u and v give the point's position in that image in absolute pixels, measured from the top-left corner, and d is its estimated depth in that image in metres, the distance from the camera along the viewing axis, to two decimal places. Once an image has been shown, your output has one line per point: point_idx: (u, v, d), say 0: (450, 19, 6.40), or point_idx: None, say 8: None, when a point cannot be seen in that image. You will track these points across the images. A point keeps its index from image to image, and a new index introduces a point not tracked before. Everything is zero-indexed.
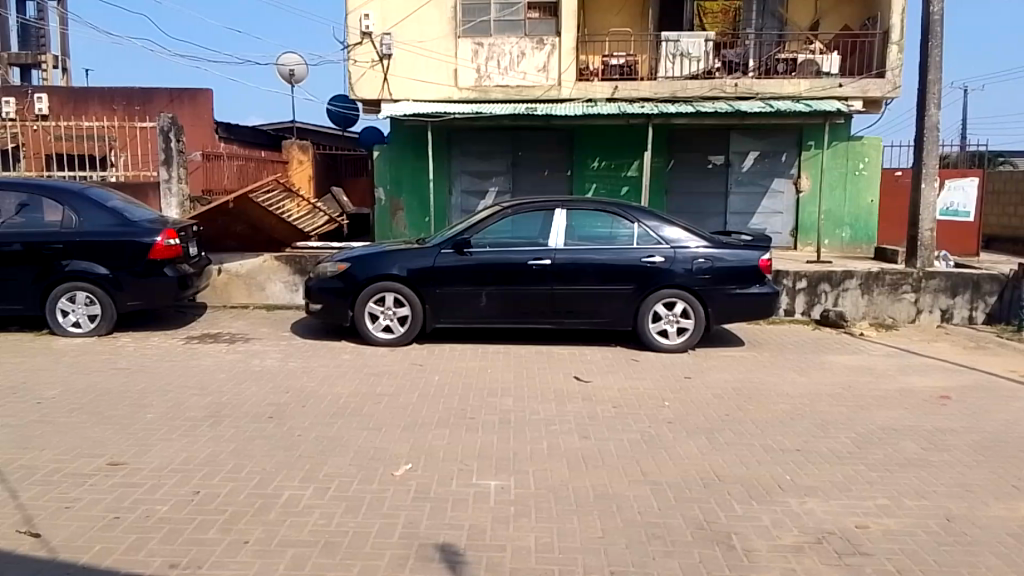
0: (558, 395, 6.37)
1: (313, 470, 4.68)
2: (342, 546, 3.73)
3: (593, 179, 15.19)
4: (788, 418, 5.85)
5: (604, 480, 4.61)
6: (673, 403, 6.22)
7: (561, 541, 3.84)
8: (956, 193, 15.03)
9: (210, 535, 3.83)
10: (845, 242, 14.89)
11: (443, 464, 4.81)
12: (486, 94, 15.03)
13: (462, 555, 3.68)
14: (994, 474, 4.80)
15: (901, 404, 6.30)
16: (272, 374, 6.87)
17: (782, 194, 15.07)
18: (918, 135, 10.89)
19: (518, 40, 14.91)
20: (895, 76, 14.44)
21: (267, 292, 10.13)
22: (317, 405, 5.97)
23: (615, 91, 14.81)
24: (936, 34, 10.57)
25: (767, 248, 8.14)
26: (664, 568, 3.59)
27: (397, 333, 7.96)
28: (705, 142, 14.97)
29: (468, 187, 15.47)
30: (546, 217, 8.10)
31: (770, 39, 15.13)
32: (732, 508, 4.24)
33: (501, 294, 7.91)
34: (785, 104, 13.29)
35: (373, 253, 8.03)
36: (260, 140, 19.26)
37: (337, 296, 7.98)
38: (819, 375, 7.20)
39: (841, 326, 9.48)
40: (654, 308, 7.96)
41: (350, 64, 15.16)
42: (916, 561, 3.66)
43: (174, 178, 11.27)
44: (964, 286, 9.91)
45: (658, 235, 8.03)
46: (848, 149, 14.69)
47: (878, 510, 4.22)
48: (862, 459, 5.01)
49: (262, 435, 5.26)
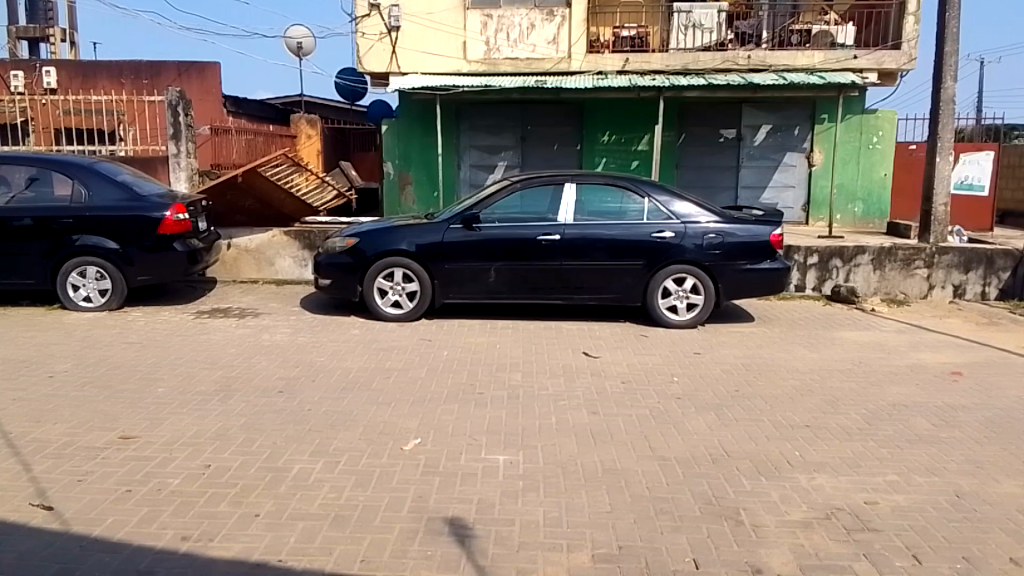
0: (567, 371, 6.37)
1: (323, 444, 4.71)
2: (352, 519, 3.76)
3: (603, 153, 15.08)
4: (798, 394, 5.84)
5: (613, 455, 4.63)
6: (682, 379, 6.21)
7: (570, 515, 3.85)
8: (971, 167, 14.82)
9: (221, 509, 3.86)
10: (857, 217, 14.75)
11: (451, 439, 4.83)
12: (494, 67, 14.89)
13: (471, 529, 3.70)
14: (1006, 450, 4.78)
15: (912, 380, 6.27)
16: (282, 348, 6.89)
17: (794, 168, 14.92)
18: (933, 108, 10.75)
19: (528, 12, 14.75)
20: (911, 48, 14.15)
21: (276, 267, 10.15)
22: (327, 379, 6.00)
23: (626, 64, 14.67)
24: (953, 5, 10.36)
25: (779, 223, 8.05)
26: (672, 543, 3.60)
27: (406, 308, 7.98)
28: (717, 116, 14.81)
29: (477, 161, 15.38)
30: (555, 191, 8.05)
31: (784, 10, 14.86)
32: (740, 483, 4.24)
33: (510, 270, 7.89)
34: (799, 77, 13.09)
35: (382, 228, 8.02)
36: (268, 114, 19.12)
37: (345, 272, 7.98)
38: (829, 351, 7.17)
39: (852, 302, 9.42)
40: (664, 284, 7.93)
41: (358, 37, 15.00)
42: (925, 538, 3.66)
43: (183, 152, 11.24)
44: (977, 262, 9.81)
45: (668, 209, 7.98)
46: (862, 122, 14.50)
47: (888, 487, 4.22)
48: (872, 435, 5.00)
49: (273, 409, 5.30)
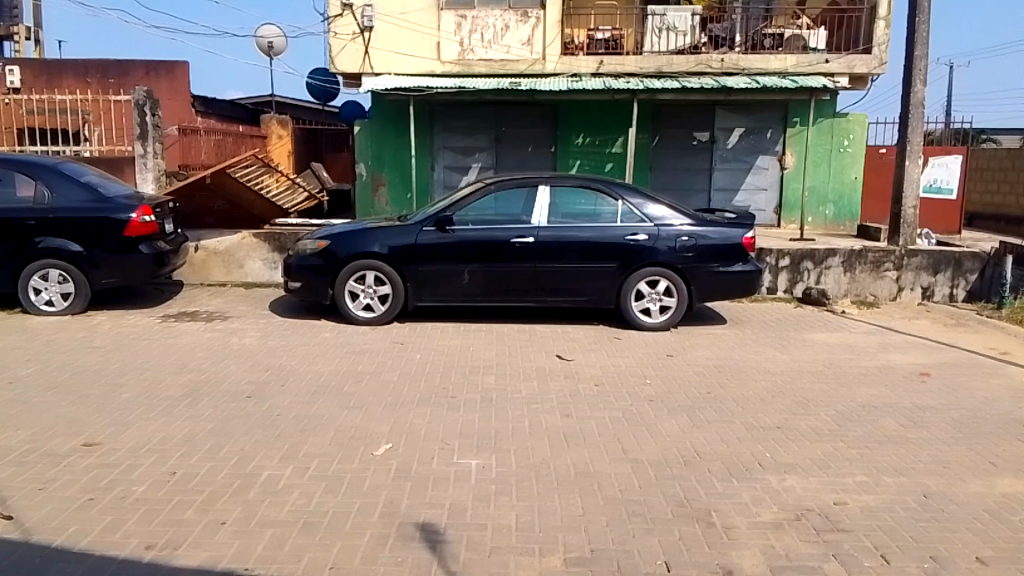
0: (540, 373, 6.34)
1: (292, 449, 4.64)
2: (320, 525, 3.69)
3: (577, 155, 15.11)
4: (769, 395, 5.86)
5: (585, 458, 4.61)
6: (655, 381, 6.21)
7: (542, 519, 3.82)
8: (940, 170, 15.03)
9: (186, 516, 3.78)
10: (828, 219, 14.90)
11: (423, 443, 4.77)
12: (469, 68, 14.86)
13: (442, 534, 3.65)
14: (973, 450, 4.83)
15: (881, 381, 6.33)
16: (251, 352, 6.79)
17: (766, 171, 15.03)
18: (903, 111, 10.87)
19: (502, 13, 14.73)
20: (881, 52, 14.40)
21: (246, 269, 10.01)
22: (296, 383, 5.92)
23: (600, 66, 14.70)
24: (923, 9, 10.50)
25: (751, 225, 8.09)
26: (643, 546, 3.58)
27: (379, 311, 7.90)
28: (690, 119, 14.89)
29: (451, 163, 15.32)
30: (529, 193, 8.02)
31: (756, 13, 14.93)
32: (712, 485, 4.24)
33: (483, 272, 7.85)
34: (771, 80, 13.18)
35: (354, 230, 7.93)
36: (237, 113, 18.89)
37: (316, 274, 7.89)
38: (800, 353, 7.22)
39: (823, 304, 9.50)
40: (637, 286, 7.93)
41: (331, 37, 14.89)
42: (894, 538, 3.68)
43: (150, 153, 11.06)
44: (945, 264, 9.95)
45: (641, 212, 7.98)
46: (833, 125, 14.68)
47: (858, 487, 4.24)
48: (842, 436, 5.03)
49: (241, 414, 5.21)
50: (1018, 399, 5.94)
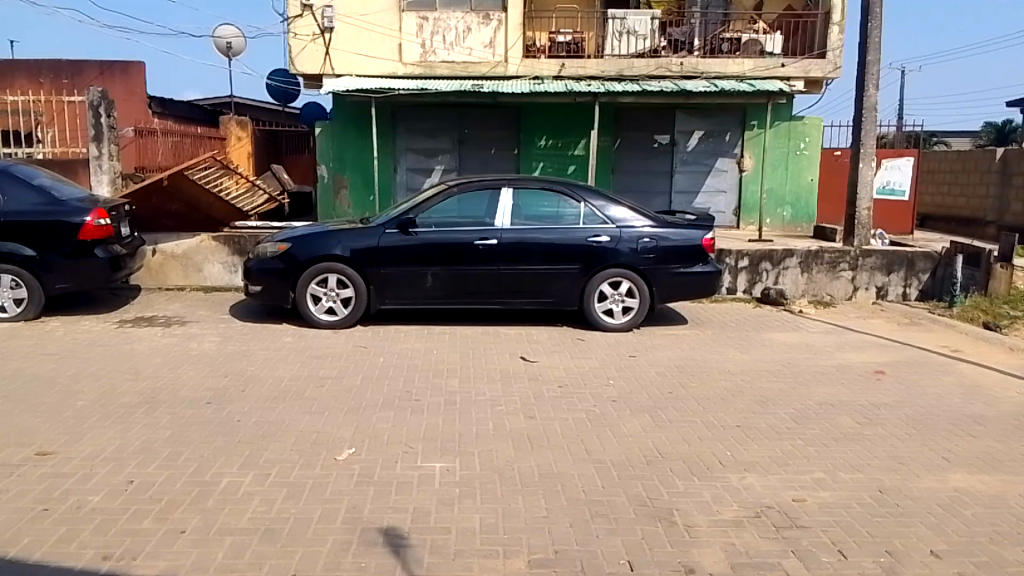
0: (504, 376, 6.35)
1: (253, 456, 4.58)
2: (283, 532, 3.66)
3: (540, 158, 15.17)
4: (730, 394, 5.96)
5: (549, 459, 4.63)
6: (618, 382, 6.26)
7: (506, 521, 3.83)
8: (893, 172, 15.38)
9: (144, 525, 3.71)
10: (786, 220, 15.17)
11: (386, 448, 4.74)
12: (431, 70, 14.84)
13: (406, 539, 3.64)
14: (925, 446, 4.96)
15: (837, 379, 6.46)
16: (210, 358, 6.69)
17: (725, 173, 15.25)
18: (857, 115, 11.12)
19: (464, 15, 14.73)
20: (836, 57, 14.72)
21: (204, 273, 9.86)
22: (257, 389, 5.84)
23: (562, 69, 14.79)
24: (875, 15, 10.75)
25: (711, 227, 8.21)
26: (607, 546, 3.61)
27: (341, 315, 7.84)
28: (651, 122, 15.05)
29: (414, 165, 15.27)
30: (492, 196, 8.03)
31: (715, 18, 15.17)
32: (674, 484, 4.29)
33: (447, 275, 7.83)
34: (729, 84, 13.38)
35: (315, 233, 7.86)
36: (194, 115, 18.59)
37: (276, 278, 7.80)
38: (759, 352, 7.33)
39: (781, 304, 9.67)
40: (600, 288, 7.99)
41: (290, 37, 14.73)
42: (851, 533, 3.76)
43: (105, 154, 10.86)
44: (899, 264, 10.20)
45: (604, 214, 8.05)
46: (790, 128, 14.94)
47: (816, 484, 4.32)
48: (800, 434, 5.12)
49: (200, 421, 5.13)
50: (969, 396, 6.12)
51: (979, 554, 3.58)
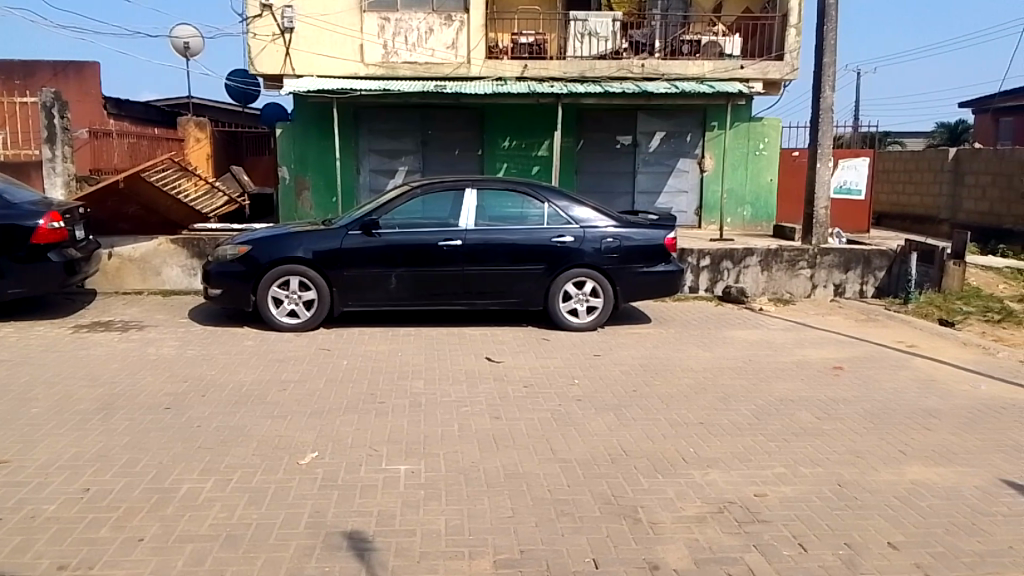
0: (469, 376, 6.35)
1: (213, 461, 4.51)
2: (244, 539, 3.61)
3: (503, 159, 15.19)
4: (692, 391, 6.03)
5: (515, 459, 4.64)
6: (583, 381, 6.29)
7: (471, 522, 3.83)
8: (849, 172, 15.73)
9: (101, 534, 3.64)
10: (746, 220, 15.39)
11: (351, 451, 4.71)
12: (393, 71, 14.77)
13: (371, 542, 3.62)
14: (883, 440, 5.07)
15: (797, 375, 6.57)
16: (169, 362, 6.57)
17: (687, 174, 15.42)
18: (814, 116, 11.32)
19: (426, 16, 14.69)
20: (793, 59, 14.98)
21: (163, 277, 9.69)
22: (218, 394, 5.75)
23: (524, 70, 14.84)
24: (831, 18, 10.96)
25: (673, 227, 8.29)
26: (572, 544, 3.63)
27: (303, 317, 7.76)
28: (613, 122, 15.16)
29: (377, 166, 15.17)
30: (456, 197, 8.02)
31: (674, 20, 15.35)
32: (638, 482, 4.32)
33: (411, 276, 7.80)
34: (690, 85, 13.52)
35: (277, 235, 7.78)
36: (151, 115, 18.28)
37: (237, 281, 7.70)
38: (721, 350, 7.43)
39: (742, 302, 9.81)
40: (564, 288, 8.02)
41: (249, 37, 14.54)
42: (810, 526, 3.83)
43: (59, 156, 10.62)
44: (856, 262, 10.40)
45: (567, 215, 8.09)
46: (749, 129, 15.15)
47: (777, 479, 4.39)
48: (761, 430, 5.19)
49: (159, 427, 5.04)
50: (924, 390, 6.27)
51: (935, 545, 3.67)
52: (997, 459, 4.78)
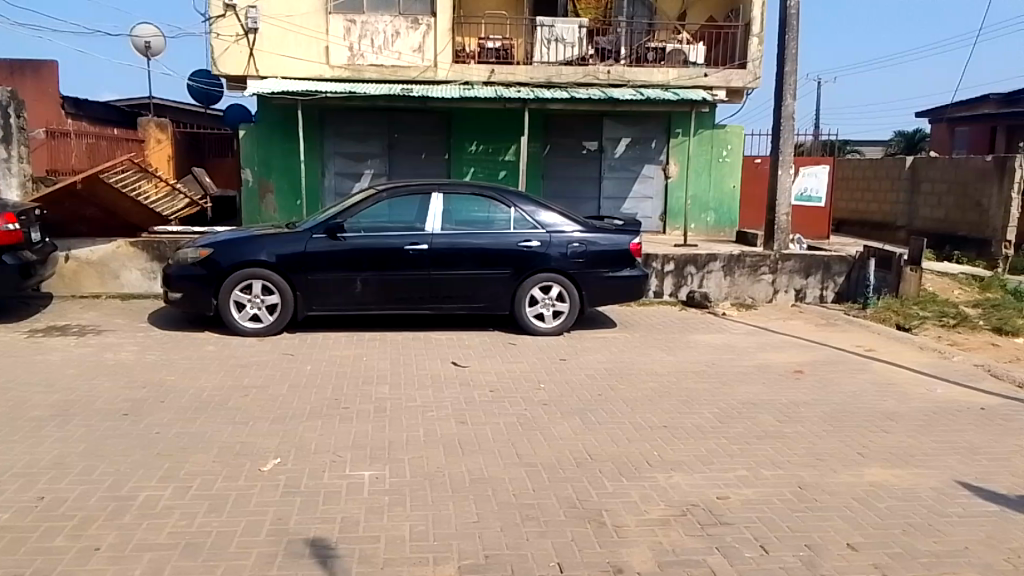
0: (435, 381, 6.32)
1: (173, 468, 4.43)
2: (204, 547, 3.55)
3: (470, 163, 15.18)
4: (656, 395, 6.09)
5: (480, 464, 4.63)
6: (549, 385, 6.30)
7: (436, 528, 3.81)
8: (809, 180, 15.96)
9: (57, 544, 3.55)
10: (709, 225, 15.58)
11: (314, 457, 4.66)
12: (359, 73, 14.67)
13: (334, 549, 3.58)
14: (843, 442, 5.16)
15: (759, 379, 6.66)
16: (128, 368, 6.45)
17: (652, 180, 15.57)
18: (776, 124, 11.51)
19: (392, 19, 14.65)
20: (755, 68, 15.27)
21: (122, 280, 9.51)
22: (178, 400, 5.65)
23: (491, 75, 14.86)
24: (792, 28, 11.15)
25: (638, 232, 8.36)
26: (537, 549, 3.63)
27: (266, 322, 7.68)
28: (580, 128, 15.25)
29: (343, 169, 15.06)
30: (423, 201, 7.99)
31: (640, 27, 15.51)
32: (603, 485, 4.35)
33: (376, 280, 7.75)
34: (655, 92, 13.66)
35: (240, 238, 7.68)
36: (111, 116, 17.94)
37: (198, 285, 7.59)
38: (685, 354, 7.50)
39: (706, 307, 9.91)
40: (530, 292, 8.04)
41: (212, 38, 14.35)
42: (771, 528, 3.89)
43: (14, 156, 10.36)
44: (816, 267, 10.59)
45: (534, 219, 8.11)
46: (713, 136, 15.36)
47: (738, 481, 4.45)
48: (724, 433, 5.25)
49: (117, 433, 4.94)
50: (882, 392, 6.41)
51: (892, 546, 3.74)
52: (952, 461, 4.89)
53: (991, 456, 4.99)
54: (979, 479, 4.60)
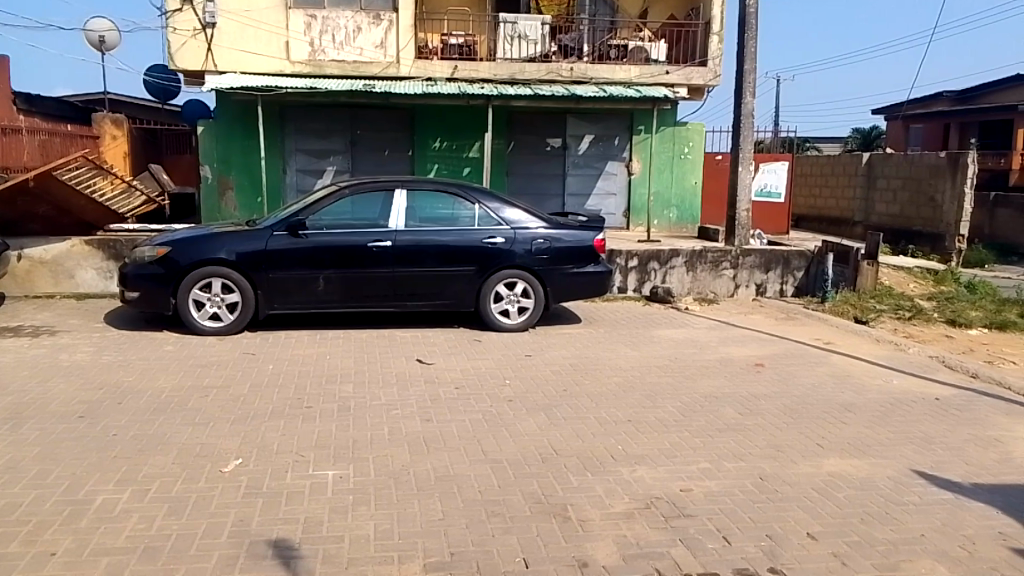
0: (399, 379, 6.29)
1: (130, 471, 4.34)
2: (164, 550, 3.49)
3: (434, 160, 15.12)
4: (621, 390, 6.13)
5: (446, 461, 4.61)
6: (513, 382, 6.31)
7: (401, 526, 3.79)
8: (769, 176, 16.20)
9: (10, 549, 3.46)
10: (672, 222, 15.73)
11: (276, 458, 4.61)
12: (320, 69, 14.52)
13: (297, 550, 3.55)
14: (802, 434, 5.25)
15: (720, 373, 6.74)
16: (84, 369, 6.31)
17: (615, 176, 15.67)
18: (736, 121, 11.66)
19: (354, 14, 14.51)
20: (716, 65, 15.42)
21: (76, 280, 9.30)
22: (136, 401, 5.54)
23: (454, 72, 14.83)
24: (751, 26, 11.31)
25: (602, 228, 8.40)
26: (502, 545, 3.64)
27: (226, 321, 7.56)
28: (543, 125, 15.28)
29: (304, 166, 14.90)
30: (386, 198, 7.94)
31: (602, 25, 15.62)
32: (568, 480, 4.37)
33: (339, 278, 7.68)
34: (618, 89, 13.73)
35: (199, 235, 7.56)
36: (65, 112, 17.55)
37: (156, 283, 7.45)
38: (648, 348, 7.57)
39: (669, 302, 10.00)
40: (495, 289, 8.03)
41: (169, 32, 14.08)
42: (734, 519, 3.94)
43: None
44: (776, 262, 10.75)
45: (498, 216, 8.11)
46: (675, 133, 15.50)
47: (701, 474, 4.50)
48: (687, 426, 5.31)
49: (73, 436, 4.83)
50: (839, 384, 6.54)
51: (851, 535, 3.82)
52: (908, 450, 5.01)
53: (945, 446, 5.11)
54: (934, 468, 4.72)
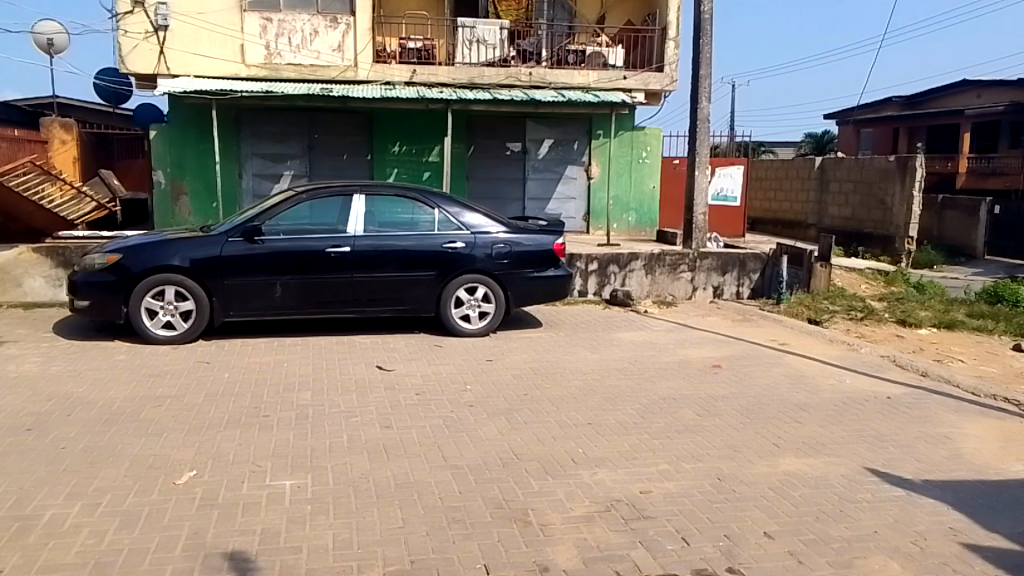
0: (358, 386, 6.23)
1: (81, 485, 4.23)
2: (116, 565, 3.41)
3: (393, 164, 15.04)
4: (581, 393, 6.16)
5: (406, 468, 4.59)
6: (474, 387, 6.29)
7: (360, 535, 3.76)
8: (725, 180, 16.36)
9: None
10: (631, 225, 15.87)
11: (232, 468, 4.53)
12: (276, 72, 14.36)
13: (254, 562, 3.50)
14: (758, 434, 5.34)
15: (678, 374, 6.82)
16: (32, 380, 6.13)
17: (575, 181, 15.76)
18: (692, 126, 11.81)
19: (311, 18, 14.38)
20: (672, 71, 15.56)
21: (24, 288, 9.02)
22: (86, 413, 5.41)
23: (413, 76, 14.71)
24: (706, 33, 11.47)
25: (561, 233, 8.44)
26: (463, 551, 3.63)
27: (180, 329, 7.42)
28: (503, 129, 15.30)
29: (261, 170, 14.70)
30: (344, 202, 7.87)
31: (560, 30, 15.73)
32: (529, 484, 4.38)
33: (297, 284, 7.60)
34: (576, 94, 13.80)
35: (152, 242, 7.41)
36: (11, 116, 17.07)
37: (106, 292, 7.28)
38: (607, 352, 7.62)
39: (628, 305, 10.08)
40: (456, 294, 8.02)
41: (120, 35, 13.79)
42: (691, 519, 3.99)
43: None
44: (732, 265, 10.93)
45: (458, 221, 8.10)
46: (632, 138, 15.65)
47: (661, 475, 4.54)
48: (645, 428, 5.36)
49: (19, 450, 4.69)
50: (794, 384, 6.66)
51: (806, 533, 3.89)
52: (861, 449, 5.12)
53: (896, 443, 5.24)
54: (886, 465, 4.83)
